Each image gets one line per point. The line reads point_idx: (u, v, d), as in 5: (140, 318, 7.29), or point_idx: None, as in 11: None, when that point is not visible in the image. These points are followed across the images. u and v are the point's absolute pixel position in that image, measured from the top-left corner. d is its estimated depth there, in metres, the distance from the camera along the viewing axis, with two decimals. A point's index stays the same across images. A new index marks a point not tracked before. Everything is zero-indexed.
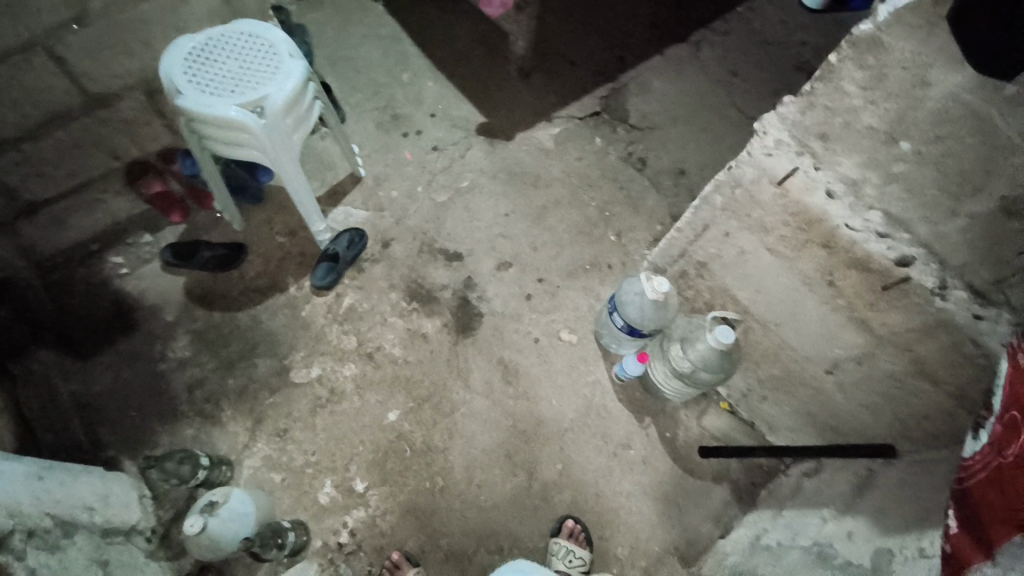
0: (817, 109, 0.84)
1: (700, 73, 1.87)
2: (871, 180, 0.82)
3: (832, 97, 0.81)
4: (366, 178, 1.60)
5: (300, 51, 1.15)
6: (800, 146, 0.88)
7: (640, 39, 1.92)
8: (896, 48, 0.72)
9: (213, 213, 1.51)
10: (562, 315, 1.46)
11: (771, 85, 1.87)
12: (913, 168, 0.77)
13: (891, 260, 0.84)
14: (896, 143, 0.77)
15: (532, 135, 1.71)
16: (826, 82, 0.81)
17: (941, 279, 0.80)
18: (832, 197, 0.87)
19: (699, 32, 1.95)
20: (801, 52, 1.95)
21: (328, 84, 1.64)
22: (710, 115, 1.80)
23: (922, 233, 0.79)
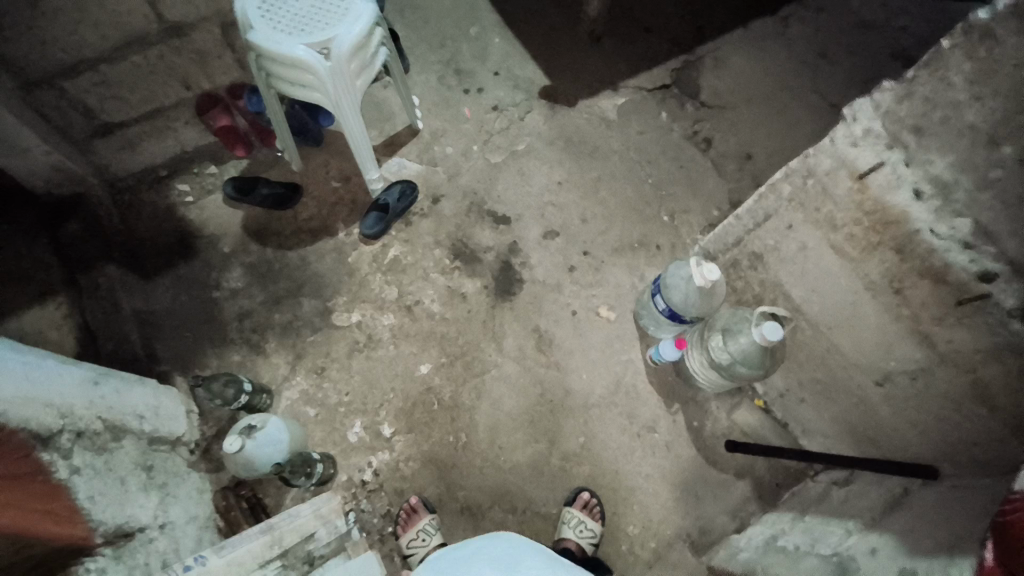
0: (917, 99, 0.76)
1: (784, 51, 1.75)
2: (963, 184, 0.75)
3: (936, 88, 0.73)
4: (423, 132, 1.60)
5: None
6: (890, 138, 0.81)
7: (724, 10, 1.80)
8: (1009, 43, 0.65)
9: (275, 151, 1.55)
10: (603, 291, 1.44)
11: (861, 71, 1.73)
12: (1011, 174, 0.70)
13: (971, 275, 0.78)
14: (997, 147, 0.70)
15: (594, 103, 1.66)
16: (931, 70, 0.73)
17: (1021, 300, 0.74)
18: (917, 198, 0.81)
19: (789, 6, 1.81)
20: (901, 37, 1.79)
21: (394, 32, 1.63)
22: (788, 98, 1.69)
23: (1010, 249, 0.73)
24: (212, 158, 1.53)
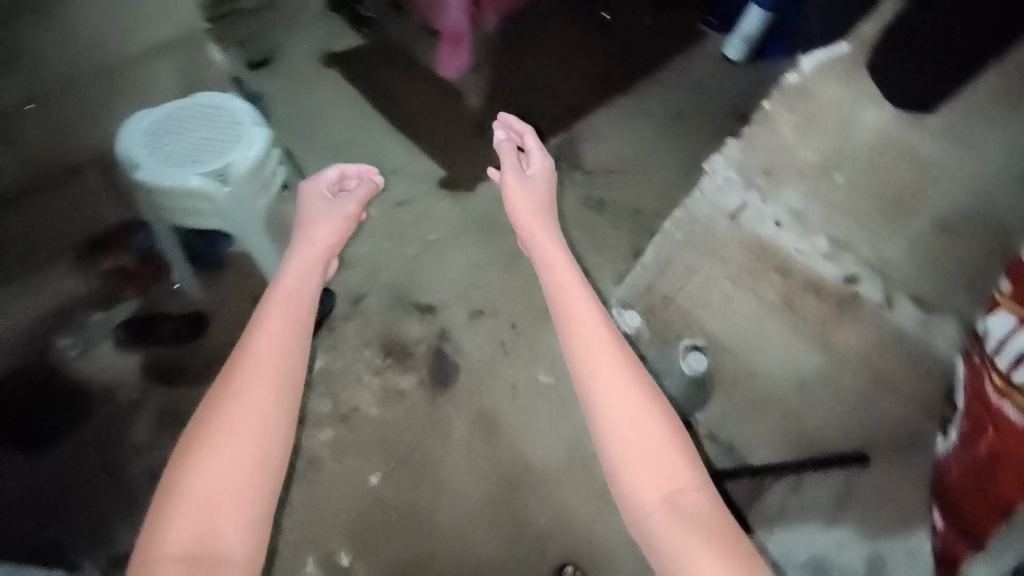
0: (760, 150, 0.90)
1: (644, 120, 2.01)
2: (814, 209, 0.88)
3: (770, 139, 0.88)
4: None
5: (263, 120, 1.15)
6: (746, 182, 0.94)
7: (588, 90, 2.04)
8: (824, 94, 0.80)
9: (172, 283, 1.39)
10: (539, 358, 1.48)
11: (707, 127, 2.04)
12: (849, 197, 0.84)
13: (840, 280, 0.90)
14: (830, 175, 0.84)
15: (492, 185, 1.77)
16: (762, 125, 0.88)
17: (887, 293, 0.87)
18: (780, 227, 0.93)
19: (640, 82, 2.10)
20: (733, 96, 2.14)
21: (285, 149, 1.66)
22: (658, 158, 1.92)
23: (865, 253, 0.86)
24: (97, 305, 1.35)
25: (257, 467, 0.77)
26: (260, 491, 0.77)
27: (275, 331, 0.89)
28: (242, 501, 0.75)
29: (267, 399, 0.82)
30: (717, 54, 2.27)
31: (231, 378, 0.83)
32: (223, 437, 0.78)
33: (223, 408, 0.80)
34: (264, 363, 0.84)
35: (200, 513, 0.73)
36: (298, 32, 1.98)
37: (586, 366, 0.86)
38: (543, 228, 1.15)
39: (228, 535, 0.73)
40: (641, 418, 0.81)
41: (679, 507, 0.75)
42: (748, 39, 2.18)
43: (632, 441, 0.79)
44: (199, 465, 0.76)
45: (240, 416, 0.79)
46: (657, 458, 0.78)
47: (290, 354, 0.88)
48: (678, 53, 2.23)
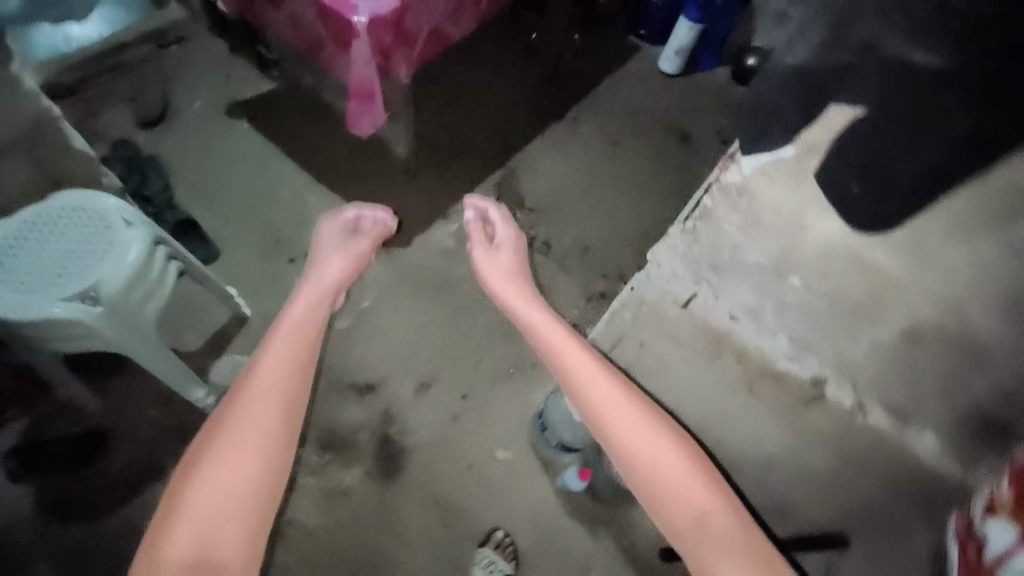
0: (703, 244, 0.78)
1: (582, 146, 1.96)
2: (768, 307, 0.76)
3: (712, 234, 0.75)
4: (253, 316, 1.43)
5: (141, 217, 1.00)
6: (694, 275, 0.83)
7: (521, 121, 1.95)
8: (768, 195, 0.65)
9: (59, 399, 1.22)
10: (494, 430, 1.36)
11: (647, 149, 2.00)
12: (803, 297, 0.72)
13: (807, 378, 0.80)
14: (785, 277, 0.71)
15: (429, 236, 1.66)
16: (705, 222, 0.75)
17: (857, 400, 0.76)
18: (734, 319, 0.82)
19: (574, 108, 2.04)
20: (668, 114, 2.09)
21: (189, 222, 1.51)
22: (599, 190, 1.88)
23: (829, 356, 0.75)
24: None
25: (260, 484, 0.76)
26: (255, 514, 0.75)
27: (268, 366, 0.87)
28: (242, 509, 0.74)
29: (272, 418, 0.81)
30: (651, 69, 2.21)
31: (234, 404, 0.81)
32: (228, 443, 0.77)
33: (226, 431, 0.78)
34: (269, 389, 0.84)
35: (196, 532, 0.71)
36: (196, 82, 1.82)
37: (603, 416, 0.84)
38: (517, 288, 1.16)
39: (228, 543, 0.72)
40: (659, 460, 0.80)
41: (706, 525, 0.75)
42: (680, 52, 2.10)
43: (644, 460, 0.80)
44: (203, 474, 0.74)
45: (233, 441, 0.77)
46: (671, 483, 0.79)
47: (287, 388, 0.86)
48: (611, 72, 2.16)
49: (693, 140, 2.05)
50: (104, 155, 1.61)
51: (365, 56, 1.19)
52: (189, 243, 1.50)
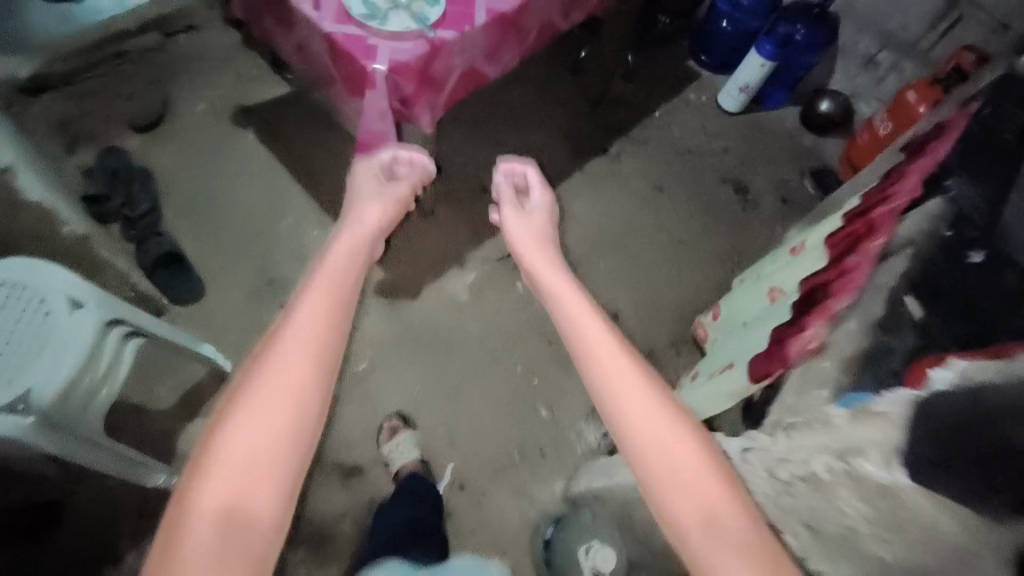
0: (801, 502, 0.61)
1: (623, 189, 1.77)
2: None
3: (820, 507, 0.59)
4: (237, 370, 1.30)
5: (94, 291, 0.88)
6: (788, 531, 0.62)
7: (558, 155, 1.78)
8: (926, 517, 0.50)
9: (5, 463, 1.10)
10: (487, 536, 1.21)
11: (698, 200, 1.80)
12: None
13: None
14: None
15: (441, 286, 1.48)
16: (813, 483, 0.61)
17: None
18: None
19: (619, 142, 1.85)
20: (725, 161, 1.91)
21: (173, 252, 1.39)
22: (635, 242, 1.67)
23: None
24: None
25: (296, 436, 0.57)
26: (291, 470, 0.57)
27: (319, 297, 0.67)
28: (279, 464, 0.56)
29: (313, 369, 0.61)
30: (706, 104, 2.00)
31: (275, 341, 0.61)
32: (261, 392, 0.58)
33: (275, 367, 0.59)
34: (318, 321, 0.64)
35: (235, 481, 0.54)
36: (204, 86, 1.69)
37: (604, 397, 0.63)
38: (549, 258, 0.85)
39: (264, 491, 0.55)
40: (672, 456, 0.58)
41: (717, 528, 0.54)
42: (744, 90, 1.90)
43: (655, 453, 0.58)
44: (237, 422, 0.56)
45: (281, 378, 0.59)
46: (676, 476, 0.57)
47: (333, 325, 0.64)
48: (659, 104, 1.96)
49: (752, 194, 1.85)
50: (85, 166, 1.47)
51: (380, 106, 1.03)
52: (167, 275, 1.37)
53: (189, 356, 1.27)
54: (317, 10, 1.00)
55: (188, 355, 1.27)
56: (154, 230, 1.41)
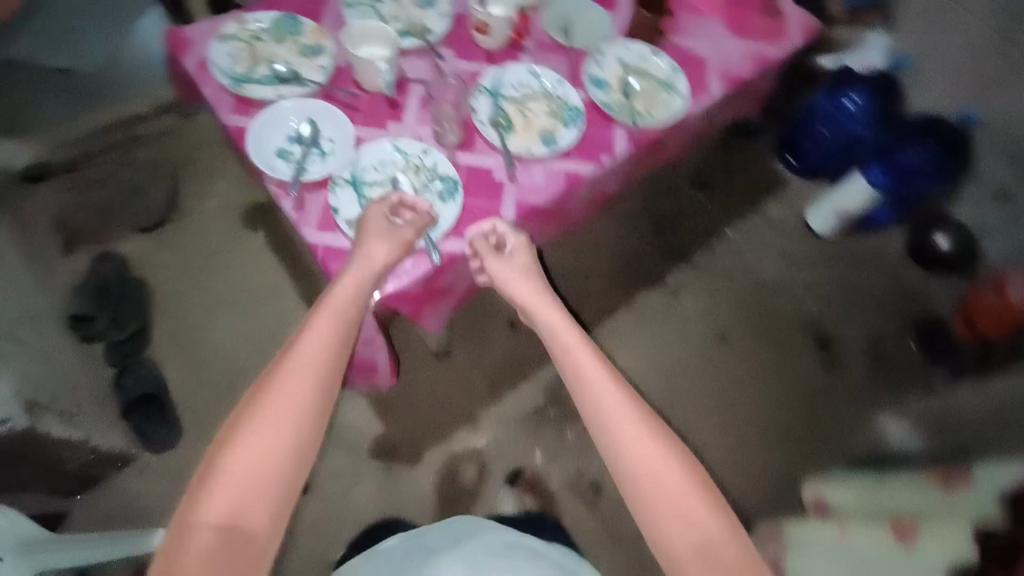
0: None
1: (682, 340, 1.57)
2: None
3: None
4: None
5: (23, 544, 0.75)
6: None
7: (604, 286, 1.58)
8: None
9: None
10: None
11: (767, 358, 1.58)
12: None
13: None
14: None
15: (446, 452, 1.32)
16: None
17: None
18: None
19: (677, 271, 1.64)
20: (806, 301, 1.66)
21: (156, 389, 1.23)
22: (689, 409, 1.49)
23: None
24: None
25: (308, 440, 0.57)
26: (302, 469, 0.56)
27: (329, 323, 0.64)
28: (280, 476, 0.54)
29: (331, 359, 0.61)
30: (778, 226, 1.74)
31: (292, 363, 0.59)
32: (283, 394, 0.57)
33: (282, 391, 0.57)
34: (331, 337, 0.62)
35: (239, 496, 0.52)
36: (219, 178, 1.51)
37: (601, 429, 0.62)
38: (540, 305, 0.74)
39: (269, 510, 0.53)
40: (659, 478, 0.59)
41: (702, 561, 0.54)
42: (842, 216, 1.61)
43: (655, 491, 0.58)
44: (247, 436, 0.54)
45: (290, 400, 0.57)
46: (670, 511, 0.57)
47: (337, 355, 0.62)
48: (734, 221, 1.74)
49: (833, 348, 1.61)
50: (82, 277, 1.31)
51: (370, 333, 0.82)
52: (144, 418, 1.20)
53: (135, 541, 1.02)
54: (297, 207, 0.77)
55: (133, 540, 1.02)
56: (140, 361, 1.26)
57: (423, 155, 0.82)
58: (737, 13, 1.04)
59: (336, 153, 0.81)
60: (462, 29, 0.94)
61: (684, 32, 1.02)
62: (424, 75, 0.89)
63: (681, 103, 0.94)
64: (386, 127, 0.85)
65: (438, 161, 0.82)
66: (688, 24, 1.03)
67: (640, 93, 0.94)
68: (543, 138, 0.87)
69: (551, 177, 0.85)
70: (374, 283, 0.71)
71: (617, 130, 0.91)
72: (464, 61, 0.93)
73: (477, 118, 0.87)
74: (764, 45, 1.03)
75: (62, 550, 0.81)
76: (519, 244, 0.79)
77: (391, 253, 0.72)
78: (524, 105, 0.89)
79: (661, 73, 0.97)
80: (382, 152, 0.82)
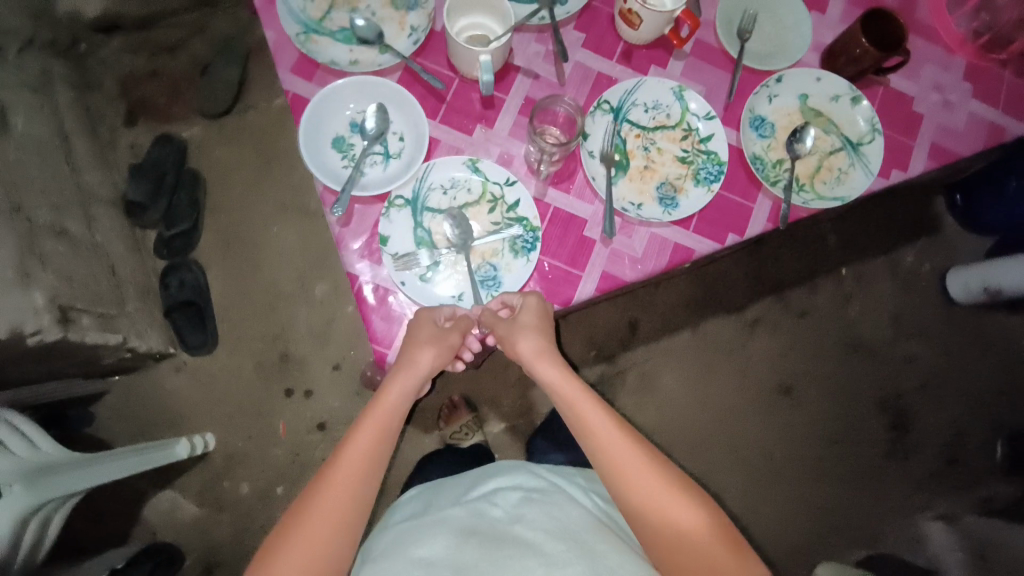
0: None
1: (739, 379, 1.39)
2: None
3: None
4: (215, 451, 1.20)
5: (37, 467, 0.79)
6: None
7: (675, 297, 1.40)
8: None
9: None
10: None
11: (830, 423, 1.39)
12: None
13: None
14: None
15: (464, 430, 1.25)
16: None
17: None
18: None
19: (763, 303, 1.41)
20: (901, 376, 1.42)
21: (199, 292, 1.23)
22: (721, 454, 1.35)
23: None
24: None
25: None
26: None
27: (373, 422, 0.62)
28: None
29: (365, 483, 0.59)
30: (905, 280, 1.45)
31: (334, 474, 0.59)
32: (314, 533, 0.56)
33: (323, 503, 0.57)
34: (368, 460, 0.60)
35: None
36: None
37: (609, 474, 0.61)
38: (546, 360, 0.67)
39: None
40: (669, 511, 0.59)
41: None
42: (992, 291, 1.33)
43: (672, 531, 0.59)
44: (287, 555, 0.54)
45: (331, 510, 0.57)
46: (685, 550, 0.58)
47: (375, 464, 0.61)
48: (856, 261, 1.44)
49: (910, 437, 1.40)
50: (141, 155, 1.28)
51: None
52: (184, 322, 1.22)
53: (164, 447, 1.05)
54: (341, 221, 0.63)
55: (162, 446, 1.05)
56: (184, 261, 1.25)
57: (506, 185, 0.65)
58: (982, 62, 0.77)
59: (402, 158, 0.65)
60: (604, 6, 0.71)
61: (904, 70, 0.74)
62: (537, 67, 0.69)
63: (862, 180, 0.69)
64: (471, 132, 0.67)
65: (521, 197, 0.65)
66: (917, 59, 0.75)
67: (811, 152, 0.70)
68: (661, 193, 0.68)
69: (657, 247, 0.67)
70: (419, 389, 0.65)
71: (762, 200, 0.69)
72: (593, 54, 0.70)
73: (587, 146, 0.67)
74: (1003, 116, 0.76)
75: (71, 470, 0.83)
76: (528, 305, 0.62)
77: (435, 360, 0.61)
78: (649, 140, 0.69)
79: (852, 130, 0.70)
80: (455, 170, 0.65)
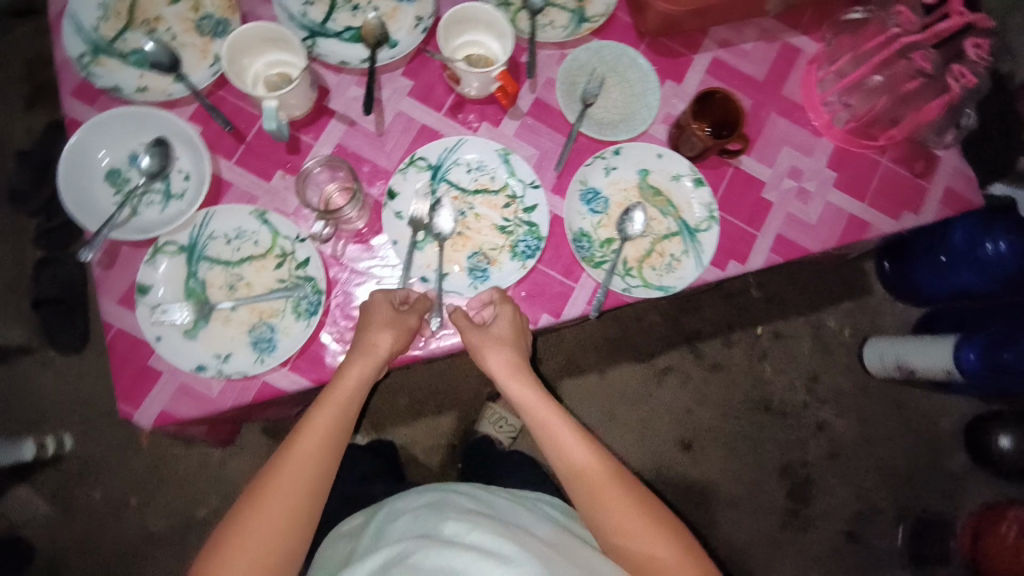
0: None
1: (638, 431, 1.34)
2: None
3: None
4: (71, 456, 1.14)
5: None
6: None
7: (585, 338, 1.36)
8: None
9: None
10: None
11: (727, 484, 1.35)
12: None
13: None
14: None
15: None
16: None
17: None
18: None
19: (674, 353, 1.37)
20: (807, 443, 1.38)
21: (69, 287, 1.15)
22: None
23: None
24: None
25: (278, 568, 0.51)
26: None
27: (323, 434, 0.55)
28: None
29: (316, 474, 0.54)
30: (824, 343, 1.41)
31: (284, 464, 0.53)
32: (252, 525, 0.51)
33: (267, 496, 0.52)
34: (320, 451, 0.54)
35: None
36: None
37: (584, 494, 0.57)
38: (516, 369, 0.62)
39: None
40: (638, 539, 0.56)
41: None
42: (904, 370, 1.26)
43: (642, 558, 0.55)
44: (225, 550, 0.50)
45: (263, 542, 0.51)
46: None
47: (332, 453, 0.55)
48: (777, 319, 1.40)
49: (809, 506, 1.35)
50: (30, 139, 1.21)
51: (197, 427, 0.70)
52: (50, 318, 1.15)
53: None
54: (103, 262, 0.58)
55: None
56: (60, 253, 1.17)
57: (297, 241, 0.60)
58: (854, 147, 0.69)
59: (184, 198, 0.60)
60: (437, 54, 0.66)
61: (760, 152, 0.68)
62: (355, 113, 0.64)
63: (693, 270, 0.64)
64: (269, 178, 0.62)
65: (312, 256, 0.59)
66: (773, 139, 0.69)
67: (642, 235, 0.65)
68: (471, 263, 0.63)
69: None
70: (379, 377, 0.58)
71: (585, 280, 0.63)
72: (420, 103, 0.65)
73: (393, 206, 0.62)
74: (870, 211, 0.68)
75: None
76: (501, 315, 0.60)
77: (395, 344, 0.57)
78: (470, 202, 0.64)
79: (689, 214, 0.66)
80: (242, 219, 0.60)
